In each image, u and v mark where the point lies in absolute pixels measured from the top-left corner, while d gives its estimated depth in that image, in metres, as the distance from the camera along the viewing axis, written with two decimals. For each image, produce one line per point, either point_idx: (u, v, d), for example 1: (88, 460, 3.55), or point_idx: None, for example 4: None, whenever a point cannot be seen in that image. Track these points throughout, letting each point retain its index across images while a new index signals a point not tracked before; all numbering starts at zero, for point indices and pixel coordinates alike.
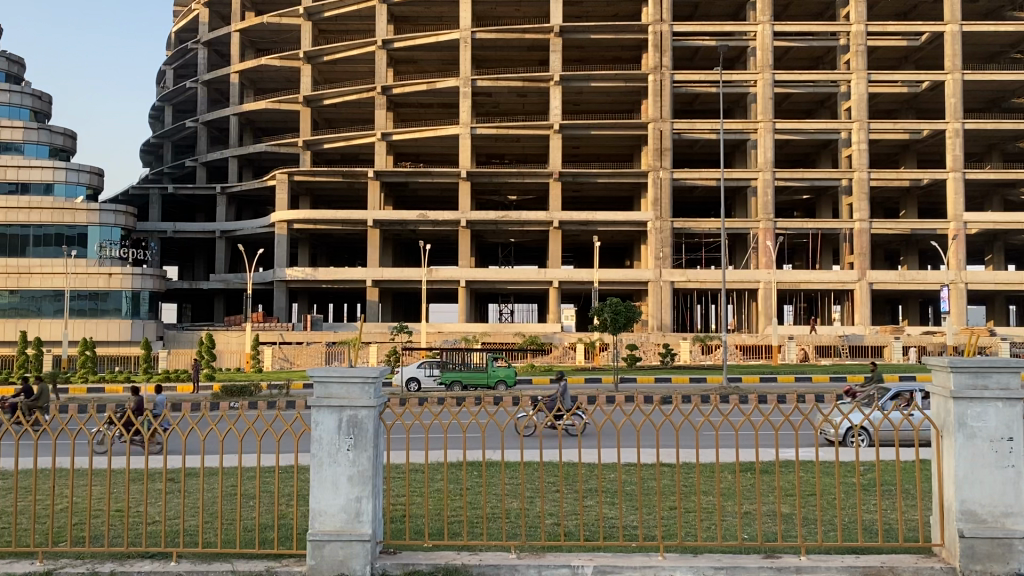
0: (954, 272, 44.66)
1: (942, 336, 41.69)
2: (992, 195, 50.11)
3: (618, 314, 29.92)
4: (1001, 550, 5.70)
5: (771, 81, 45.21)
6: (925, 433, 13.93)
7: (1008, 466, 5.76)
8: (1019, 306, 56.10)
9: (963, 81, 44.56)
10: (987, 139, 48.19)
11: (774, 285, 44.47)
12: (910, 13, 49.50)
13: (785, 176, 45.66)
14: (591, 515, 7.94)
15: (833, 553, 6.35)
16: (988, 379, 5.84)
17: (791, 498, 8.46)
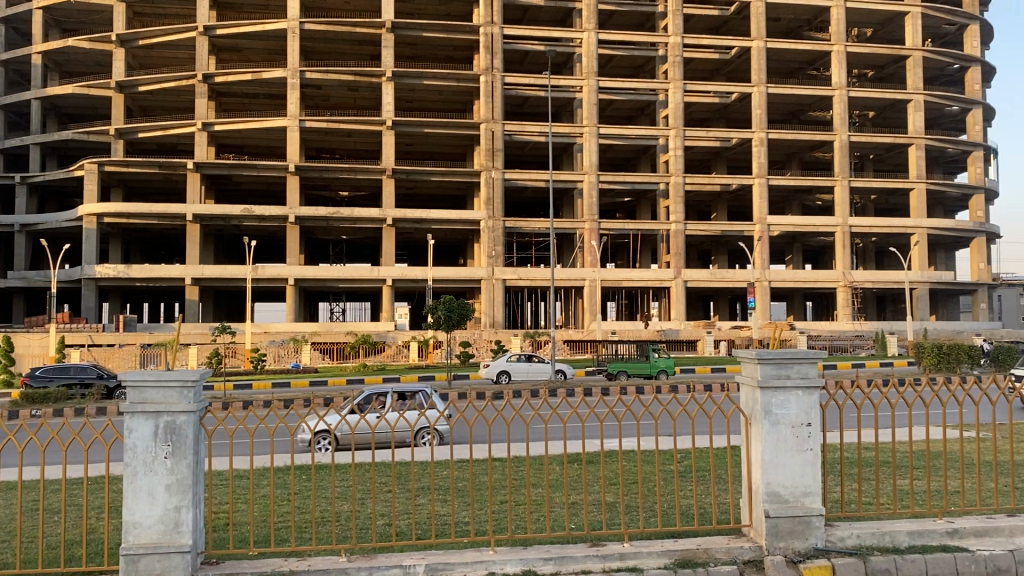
0: (758, 271, 48.08)
1: (748, 330, 44.87)
2: (792, 201, 54.35)
3: (451, 311, 30.00)
4: (800, 527, 6.21)
5: (596, 87, 46.93)
6: (731, 423, 15.11)
7: (807, 449, 6.31)
8: (814, 302, 61.23)
9: (767, 94, 48.10)
10: (788, 149, 52.22)
11: (599, 282, 46.22)
12: (721, 28, 52.87)
13: (609, 178, 47.52)
14: (423, 514, 7.94)
15: (653, 538, 6.66)
16: (790, 370, 6.35)
17: (616, 486, 8.85)
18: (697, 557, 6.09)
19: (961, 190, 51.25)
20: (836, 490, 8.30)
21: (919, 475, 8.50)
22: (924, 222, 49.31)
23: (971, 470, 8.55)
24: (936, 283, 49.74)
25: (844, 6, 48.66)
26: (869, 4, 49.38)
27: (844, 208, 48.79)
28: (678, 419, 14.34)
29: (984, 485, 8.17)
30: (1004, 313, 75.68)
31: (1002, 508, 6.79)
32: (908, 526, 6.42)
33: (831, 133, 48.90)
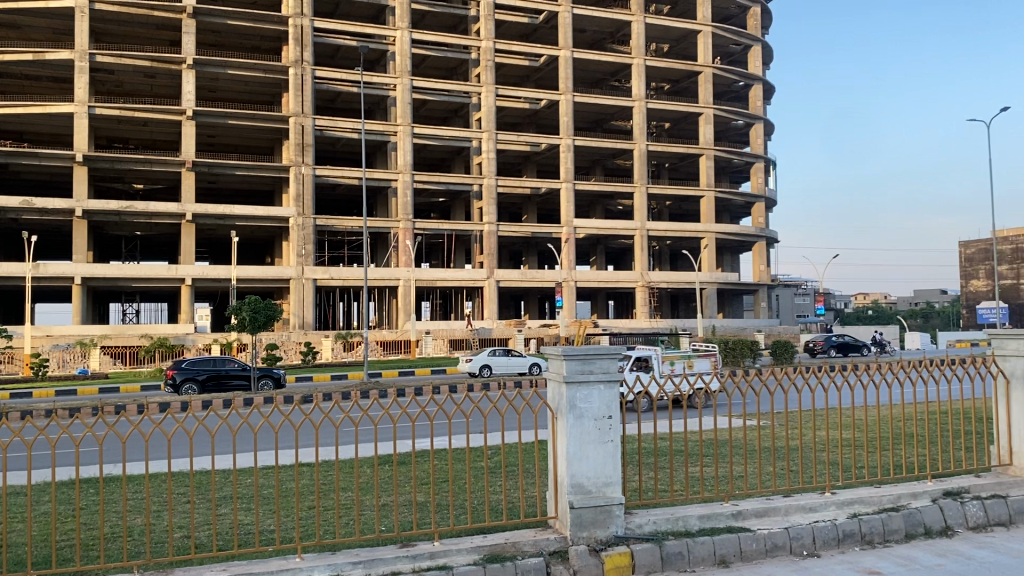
0: (565, 272, 49.77)
1: (556, 328, 46.39)
2: (595, 205, 56.87)
3: (257, 312, 28.85)
4: (601, 516, 6.49)
5: (409, 87, 46.84)
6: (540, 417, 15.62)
7: (608, 441, 6.62)
8: (616, 302, 64.35)
9: (574, 102, 49.99)
10: (592, 155, 54.50)
11: (413, 282, 46.08)
12: (531, 36, 54.33)
13: (423, 178, 47.51)
14: (223, 525, 7.59)
15: (463, 535, 6.71)
16: (593, 365, 6.63)
17: (426, 486, 8.87)
18: (504, 552, 6.20)
19: (745, 198, 55.68)
20: (635, 479, 8.74)
21: (710, 462, 9.13)
22: (713, 227, 52.98)
23: (751, 457, 9.29)
24: (723, 284, 53.74)
25: (643, 21, 51.50)
26: (666, 21, 52.47)
27: (643, 213, 51.58)
28: (487, 418, 14.64)
29: (763, 469, 8.89)
30: (781, 311, 82.91)
31: (780, 489, 7.42)
32: (698, 510, 6.88)
33: (630, 141, 51.52)
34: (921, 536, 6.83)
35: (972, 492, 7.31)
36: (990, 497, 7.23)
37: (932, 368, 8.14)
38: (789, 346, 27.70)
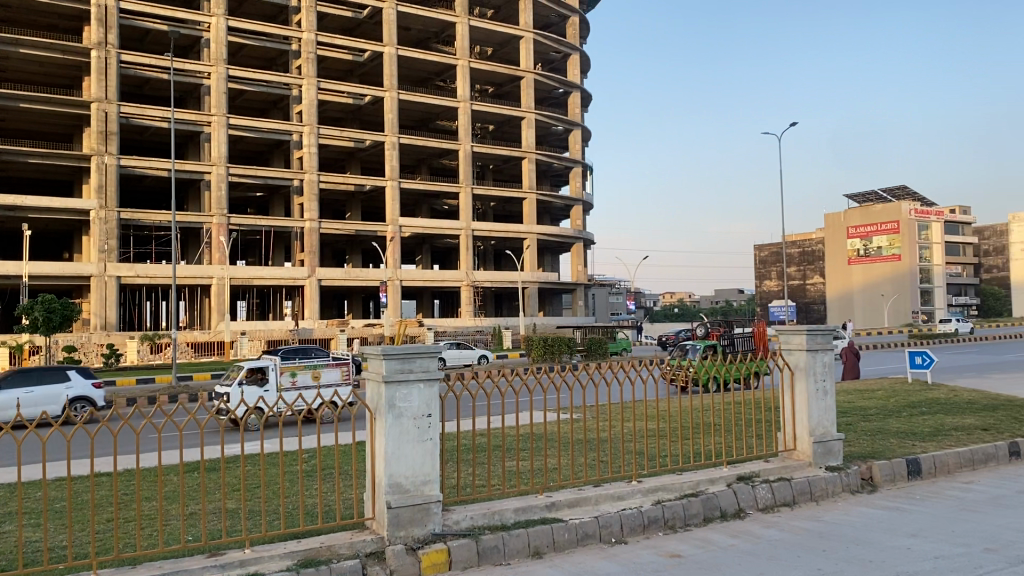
0: (390, 270, 49.39)
1: (380, 328, 45.98)
2: (420, 204, 56.82)
3: (53, 311, 26.62)
4: (419, 514, 6.49)
5: (225, 76, 44.82)
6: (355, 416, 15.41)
7: (426, 439, 6.64)
8: (440, 301, 64.61)
9: (398, 100, 49.69)
10: (417, 154, 54.42)
11: (228, 280, 44.05)
12: (355, 31, 53.52)
13: (240, 172, 45.53)
14: (7, 543, 6.95)
15: (275, 541, 6.47)
16: (412, 364, 6.62)
17: (238, 493, 8.53)
18: (319, 556, 6.07)
19: (564, 201, 57.47)
20: (454, 475, 8.82)
21: (526, 456, 9.38)
22: (535, 228, 54.30)
23: (566, 449, 9.58)
24: (544, 283, 55.19)
25: (467, 23, 51.98)
26: (490, 25, 53.26)
27: (467, 213, 52.03)
28: (299, 423, 14.21)
29: (577, 460, 9.23)
30: (597, 310, 86.24)
31: (591, 480, 7.72)
32: (515, 504, 7.03)
33: (455, 142, 51.87)
34: (718, 518, 7.31)
35: (761, 476, 7.90)
36: (778, 480, 7.83)
37: (727, 362, 8.74)
38: (606, 343, 28.94)
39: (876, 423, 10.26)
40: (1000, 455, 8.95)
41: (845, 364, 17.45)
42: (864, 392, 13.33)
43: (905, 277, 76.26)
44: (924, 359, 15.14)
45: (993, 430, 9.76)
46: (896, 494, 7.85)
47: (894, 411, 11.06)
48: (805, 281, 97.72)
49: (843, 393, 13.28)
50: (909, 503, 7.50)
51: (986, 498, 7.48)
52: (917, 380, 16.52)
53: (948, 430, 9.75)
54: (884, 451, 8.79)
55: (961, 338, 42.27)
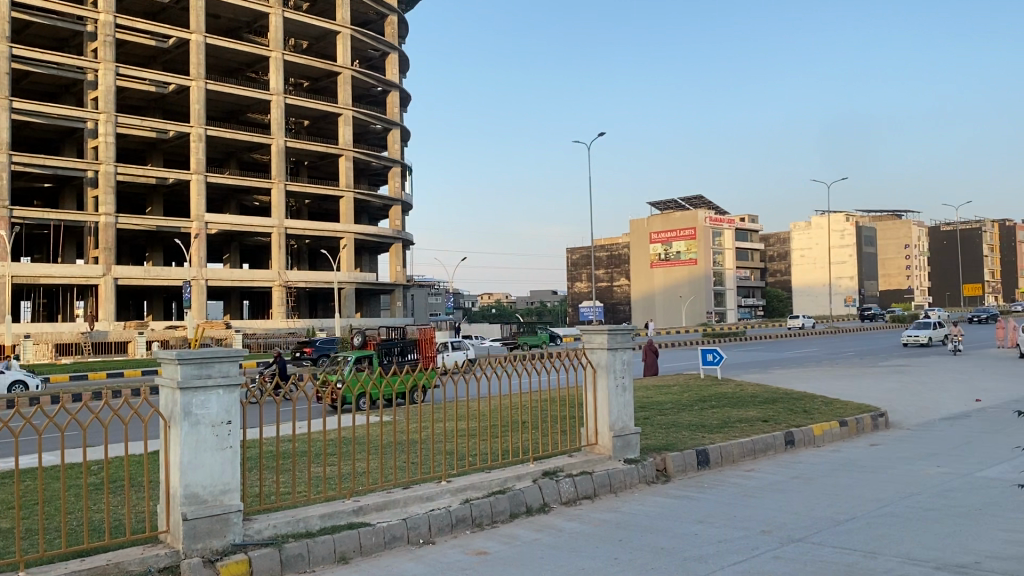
0: (195, 269, 46.95)
1: (184, 330, 43.65)
2: (229, 200, 54.42)
3: None
4: (217, 526, 6.21)
5: (8, 55, 40.87)
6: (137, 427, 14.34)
7: (225, 447, 6.37)
8: (250, 302, 62.19)
9: (207, 90, 47.31)
10: (226, 148, 52.10)
11: (9, 278, 40.21)
12: (159, 15, 50.49)
13: (25, 160, 41.65)
14: None
15: (56, 562, 5.96)
16: (211, 369, 6.32)
17: (12, 511, 7.79)
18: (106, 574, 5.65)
19: (382, 200, 56.99)
20: (255, 483, 8.47)
21: (333, 460, 9.17)
22: (351, 227, 53.41)
23: (384, 450, 9.47)
24: (361, 283, 54.40)
25: (281, 15, 50.34)
26: (306, 18, 51.87)
27: (280, 211, 50.39)
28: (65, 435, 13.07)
29: (384, 462, 9.13)
30: (415, 311, 86.14)
31: (399, 482, 7.69)
32: (320, 510, 6.89)
33: (268, 137, 50.09)
34: (523, 514, 7.49)
35: (565, 470, 8.19)
36: (580, 474, 8.14)
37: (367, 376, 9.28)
38: (421, 344, 28.96)
39: (671, 417, 10.89)
40: (778, 444, 9.78)
41: (645, 361, 18.44)
42: (661, 388, 14.12)
43: (702, 279, 81.59)
44: (716, 356, 16.22)
45: (772, 421, 10.64)
46: (686, 484, 8.38)
47: (687, 405, 11.80)
48: (613, 283, 102.37)
49: (643, 389, 13.98)
50: (697, 491, 8.03)
51: (763, 484, 8.14)
52: (707, 375, 17.74)
53: (733, 422, 10.53)
54: (678, 443, 9.36)
55: (748, 337, 45.68)
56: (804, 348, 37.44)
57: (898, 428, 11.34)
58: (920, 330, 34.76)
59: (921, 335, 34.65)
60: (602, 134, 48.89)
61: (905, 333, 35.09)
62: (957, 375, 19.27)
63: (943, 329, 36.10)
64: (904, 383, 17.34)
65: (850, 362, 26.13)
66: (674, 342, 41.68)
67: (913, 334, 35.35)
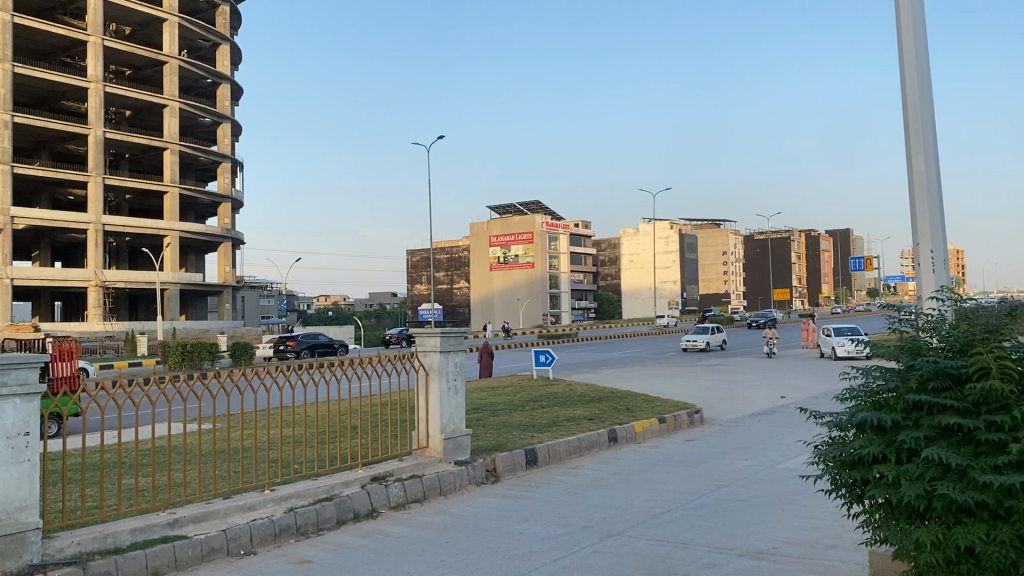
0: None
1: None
2: (38, 193, 50.42)
3: None
4: (11, 546, 5.71)
5: None
6: None
7: (22, 461, 5.89)
8: (62, 303, 57.90)
9: (14, 73, 43.70)
10: (36, 136, 48.34)
11: None
12: None
13: None
14: None
15: None
16: (7, 376, 5.82)
17: None
18: None
19: (210, 198, 54.59)
20: (59, 499, 7.88)
21: (147, 472, 8.66)
22: (176, 224, 50.84)
23: (208, 460, 9.00)
24: (186, 284, 51.85)
25: None
26: (129, 3, 48.98)
27: (97, 205, 47.32)
28: None
29: (205, 472, 8.70)
30: (245, 313, 82.93)
31: (220, 492, 7.38)
32: (130, 523, 6.50)
33: (84, 126, 46.87)
34: (350, 520, 7.38)
35: (394, 475, 8.13)
36: (408, 478, 8.11)
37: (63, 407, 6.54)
38: (246, 348, 28.02)
39: (502, 417, 11.07)
40: (602, 442, 10.15)
41: (480, 363, 18.62)
42: (496, 389, 14.33)
43: (538, 283, 83.49)
44: (548, 358, 16.60)
45: (598, 419, 11.06)
46: (514, 483, 8.55)
47: (518, 406, 12.05)
48: (452, 285, 102.93)
49: (477, 391, 14.11)
50: (524, 490, 8.22)
51: (587, 481, 8.43)
52: (537, 376, 18.14)
53: (562, 421, 10.85)
54: (507, 443, 9.53)
55: (578, 338, 47.20)
56: (627, 349, 38.96)
57: (712, 424, 12.04)
58: (698, 335, 34.27)
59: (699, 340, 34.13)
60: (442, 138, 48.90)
61: (684, 338, 34.39)
62: (766, 373, 20.69)
63: (717, 334, 36.12)
64: (718, 382, 18.44)
65: (670, 363, 27.35)
66: (505, 345, 42.27)
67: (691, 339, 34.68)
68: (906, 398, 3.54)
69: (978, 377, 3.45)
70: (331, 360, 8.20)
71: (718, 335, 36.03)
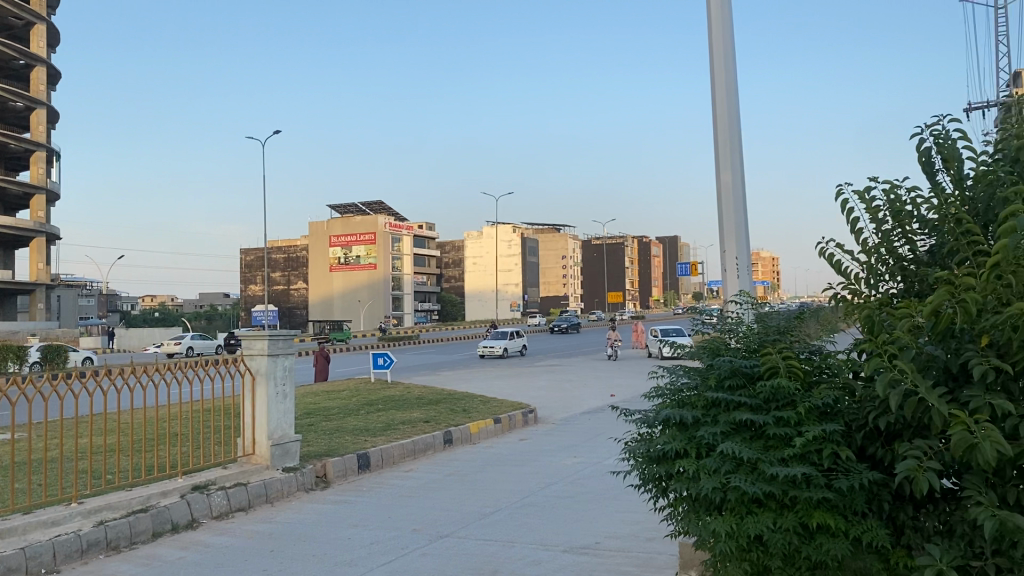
0: None
1: None
2: None
3: None
4: None
5: None
6: None
7: None
8: None
9: None
10: None
11: None
12: None
13: None
14: None
15: None
16: None
17: None
18: None
19: (21, 188, 50.45)
20: None
21: None
22: None
23: (10, 472, 8.26)
24: None
25: None
26: None
27: None
28: None
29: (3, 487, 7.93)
30: (61, 315, 77.17)
31: (19, 507, 6.74)
32: None
33: None
34: (167, 532, 7.00)
35: (216, 484, 7.78)
36: (232, 486, 7.78)
37: None
38: (58, 349, 26.21)
39: (336, 422, 10.87)
40: (437, 443, 10.17)
41: (316, 366, 18.21)
42: (330, 393, 14.07)
43: (380, 284, 82.80)
44: (386, 360, 16.45)
45: (433, 421, 11.08)
46: (344, 488, 8.42)
47: (353, 410, 11.87)
48: (290, 286, 100.29)
49: (312, 396, 13.79)
50: (353, 495, 8.10)
51: (419, 484, 8.42)
52: (374, 378, 17.95)
53: (397, 424, 10.79)
54: (339, 448, 9.36)
55: (413, 338, 47.14)
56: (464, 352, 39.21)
57: (545, 423, 12.34)
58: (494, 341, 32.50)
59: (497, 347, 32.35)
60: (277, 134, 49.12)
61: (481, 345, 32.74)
62: (597, 373, 21.47)
63: (515, 339, 34.87)
64: (551, 381, 18.95)
65: (507, 364, 27.73)
66: (342, 348, 41.64)
67: (489, 346, 33.09)
68: (704, 395, 3.76)
69: (766, 376, 3.71)
70: (139, 367, 7.68)
71: (517, 341, 34.72)
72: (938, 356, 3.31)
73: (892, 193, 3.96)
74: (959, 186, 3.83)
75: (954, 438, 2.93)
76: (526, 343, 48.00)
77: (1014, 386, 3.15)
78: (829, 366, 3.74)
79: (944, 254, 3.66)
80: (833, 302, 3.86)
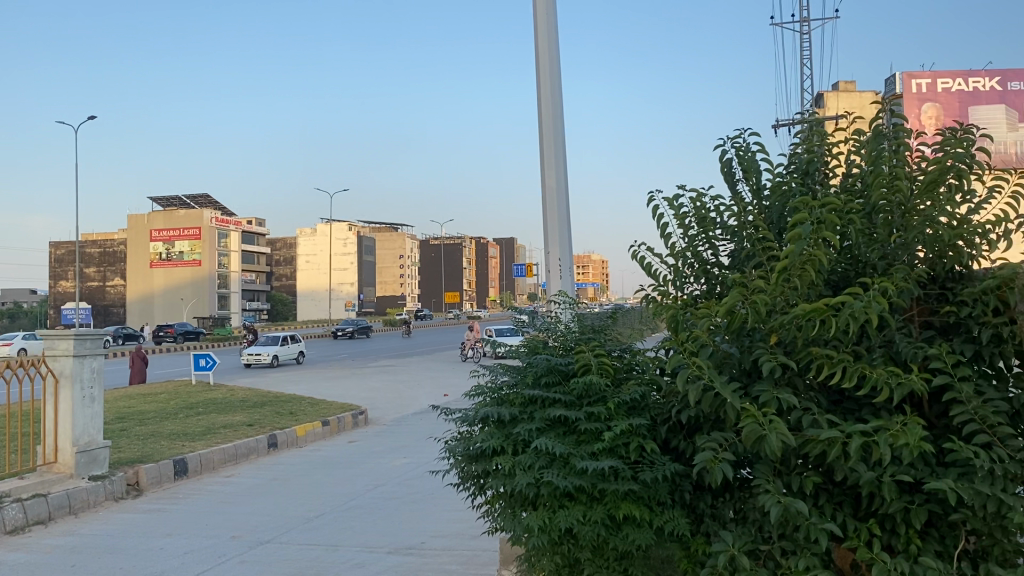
0: None
1: None
2: None
3: None
4: None
5: None
6: None
7: None
8: None
9: None
10: None
11: None
12: None
13: None
14: None
15: None
16: None
17: None
18: None
19: None
20: None
21: None
22: None
23: None
24: None
25: None
26: None
27: None
28: None
29: None
30: None
31: None
32: None
33: None
34: None
35: (12, 496, 7.11)
36: (30, 499, 7.13)
37: None
38: None
39: (150, 427, 10.28)
40: (260, 447, 9.84)
41: (132, 368, 17.18)
42: (145, 397, 13.26)
43: (205, 281, 79.25)
44: (209, 362, 15.72)
45: (256, 424, 10.69)
46: (159, 497, 7.97)
47: (170, 414, 11.28)
48: (106, 283, 94.19)
49: (124, 399, 12.99)
50: (169, 503, 7.68)
51: (241, 490, 8.09)
52: (196, 381, 17.13)
53: (217, 428, 10.34)
54: (152, 454, 8.85)
55: (236, 337, 45.22)
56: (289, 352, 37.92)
57: (375, 424, 12.20)
58: (262, 348, 27.48)
59: (262, 354, 27.63)
60: (95, 115, 48.31)
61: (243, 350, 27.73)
62: (431, 375, 21.41)
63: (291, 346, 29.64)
64: (384, 383, 18.72)
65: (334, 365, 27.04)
66: (158, 349, 39.28)
67: (254, 354, 28.10)
68: (522, 393, 3.84)
69: (580, 374, 3.83)
70: None
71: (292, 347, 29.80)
72: (733, 354, 3.53)
73: (698, 199, 4.18)
74: (756, 195, 4.09)
75: (747, 430, 3.12)
76: (359, 343, 47.28)
77: (801, 382, 3.42)
78: (638, 364, 3.92)
79: (742, 258, 3.92)
80: (645, 303, 4.03)
